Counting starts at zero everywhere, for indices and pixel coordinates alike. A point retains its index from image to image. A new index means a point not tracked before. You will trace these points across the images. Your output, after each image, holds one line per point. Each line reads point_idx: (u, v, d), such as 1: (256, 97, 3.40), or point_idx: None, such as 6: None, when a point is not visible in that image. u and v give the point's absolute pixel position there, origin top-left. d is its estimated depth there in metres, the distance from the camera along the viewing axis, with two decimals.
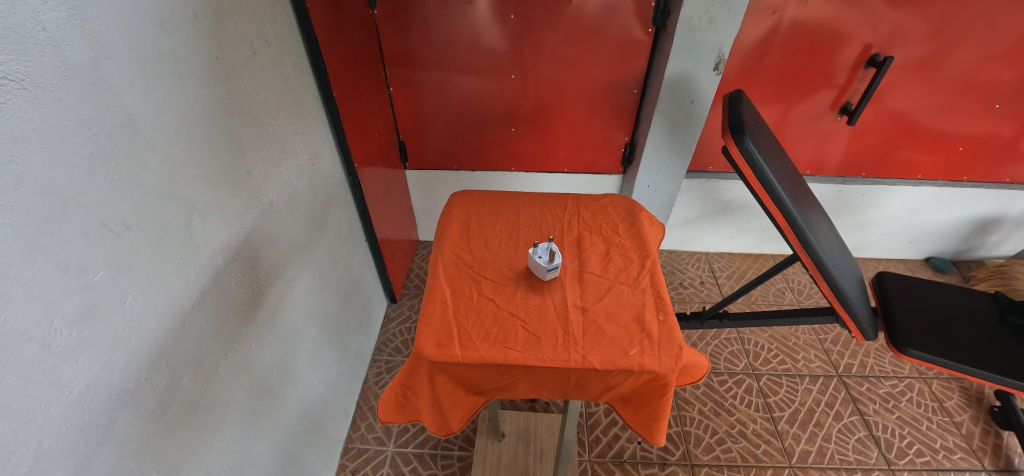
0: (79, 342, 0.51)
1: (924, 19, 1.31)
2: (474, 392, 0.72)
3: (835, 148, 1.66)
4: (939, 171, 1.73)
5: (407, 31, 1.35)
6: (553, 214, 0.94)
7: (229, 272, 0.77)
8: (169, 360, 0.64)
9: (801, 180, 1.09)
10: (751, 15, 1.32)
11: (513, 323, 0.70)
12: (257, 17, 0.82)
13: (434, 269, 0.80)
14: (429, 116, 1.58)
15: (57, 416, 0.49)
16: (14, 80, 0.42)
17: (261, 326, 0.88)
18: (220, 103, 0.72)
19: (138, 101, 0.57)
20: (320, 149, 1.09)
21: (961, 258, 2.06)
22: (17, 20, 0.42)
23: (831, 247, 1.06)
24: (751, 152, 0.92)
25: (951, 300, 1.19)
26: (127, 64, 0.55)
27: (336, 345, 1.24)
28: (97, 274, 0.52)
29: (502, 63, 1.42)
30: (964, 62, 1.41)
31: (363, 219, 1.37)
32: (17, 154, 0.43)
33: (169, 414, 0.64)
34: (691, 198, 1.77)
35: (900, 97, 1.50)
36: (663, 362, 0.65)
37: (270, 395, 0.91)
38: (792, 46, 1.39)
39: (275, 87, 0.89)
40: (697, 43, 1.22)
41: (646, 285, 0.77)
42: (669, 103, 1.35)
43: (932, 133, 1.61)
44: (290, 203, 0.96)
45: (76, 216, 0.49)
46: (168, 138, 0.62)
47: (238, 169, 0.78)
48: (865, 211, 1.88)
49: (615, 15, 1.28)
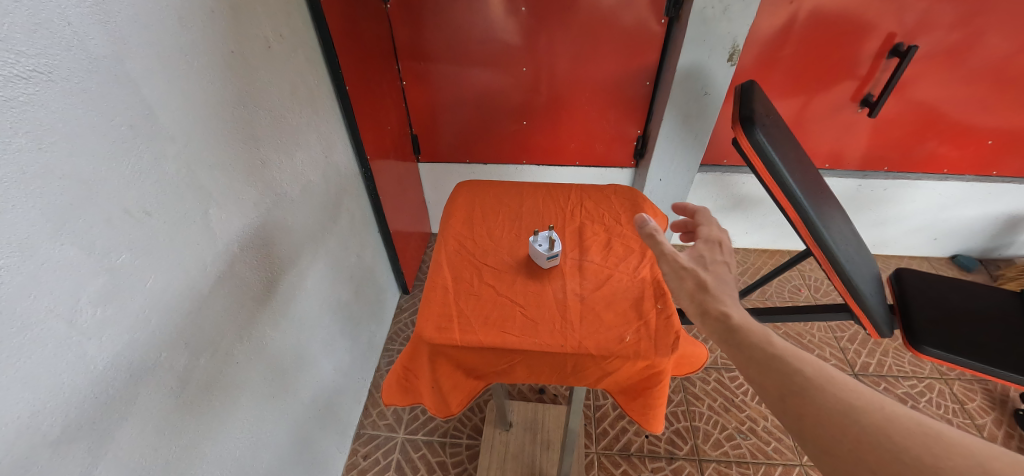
0: (104, 321, 0.54)
1: (952, 6, 1.27)
2: (474, 376, 0.74)
3: (856, 141, 1.62)
4: (966, 165, 1.67)
5: (419, 25, 1.36)
6: (556, 203, 0.95)
7: (245, 260, 0.80)
8: (188, 341, 0.67)
9: (816, 173, 1.06)
10: (768, 5, 1.29)
11: (512, 309, 0.71)
12: (272, 12, 0.84)
13: (437, 256, 0.81)
14: (441, 109, 1.59)
15: (84, 389, 0.52)
16: (41, 72, 0.45)
17: (276, 312, 0.91)
18: (236, 96, 0.75)
19: (158, 93, 0.59)
20: (333, 141, 1.11)
21: (989, 257, 1.99)
22: (45, 15, 0.45)
23: (846, 241, 1.03)
24: (761, 143, 0.91)
25: (972, 297, 1.15)
26: (148, 58, 0.57)
27: (348, 333, 1.27)
28: (120, 257, 0.55)
29: (514, 56, 1.42)
30: (994, 51, 1.35)
31: (375, 210, 1.40)
32: (46, 143, 0.46)
33: (188, 392, 0.68)
34: (705, 193, 1.74)
35: (926, 88, 1.45)
36: (659, 349, 0.66)
37: (284, 379, 0.95)
38: (811, 36, 1.35)
39: (289, 81, 0.91)
40: (711, 34, 1.20)
41: (647, 275, 0.77)
42: (681, 94, 1.34)
43: (960, 125, 1.55)
44: (303, 193, 0.99)
45: (98, 202, 0.52)
46: (187, 129, 0.65)
47: (254, 160, 0.81)
48: (887, 207, 1.83)
49: (628, 7, 1.27)
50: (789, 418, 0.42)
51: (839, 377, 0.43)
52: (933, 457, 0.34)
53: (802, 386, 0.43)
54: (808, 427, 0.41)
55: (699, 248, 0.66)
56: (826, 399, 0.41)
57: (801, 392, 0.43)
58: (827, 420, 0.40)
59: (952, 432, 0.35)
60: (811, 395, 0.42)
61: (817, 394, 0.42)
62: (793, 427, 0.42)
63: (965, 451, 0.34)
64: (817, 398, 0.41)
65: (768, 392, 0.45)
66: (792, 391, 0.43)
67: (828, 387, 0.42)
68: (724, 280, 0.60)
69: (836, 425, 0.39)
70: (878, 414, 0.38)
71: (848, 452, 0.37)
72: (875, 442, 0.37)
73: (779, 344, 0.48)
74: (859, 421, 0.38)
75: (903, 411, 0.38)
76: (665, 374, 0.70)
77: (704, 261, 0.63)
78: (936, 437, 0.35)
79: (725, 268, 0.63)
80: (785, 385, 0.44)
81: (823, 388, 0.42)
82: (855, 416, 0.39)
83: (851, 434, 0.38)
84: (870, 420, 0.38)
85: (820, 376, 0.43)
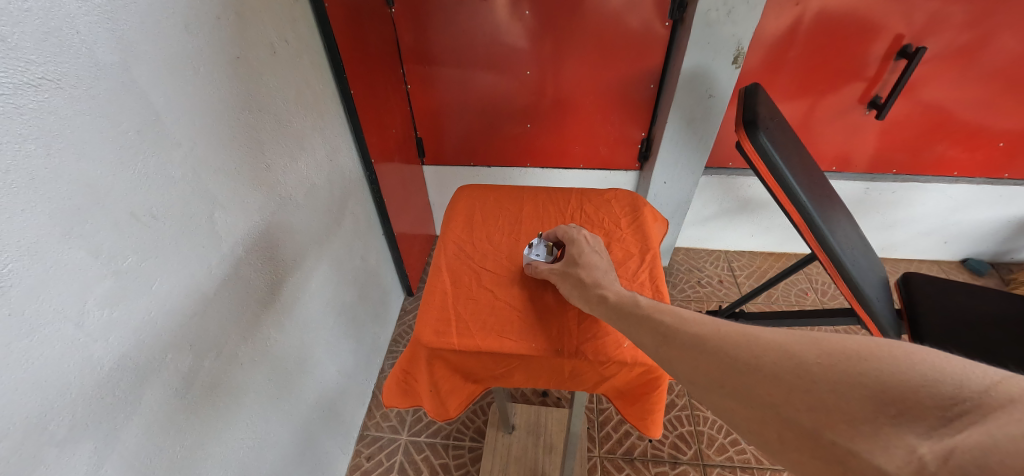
0: (111, 322, 0.55)
1: (961, 7, 1.25)
2: (472, 380, 0.74)
3: (864, 143, 1.60)
4: (977, 167, 1.65)
5: (423, 28, 1.37)
6: (556, 207, 0.95)
7: (250, 262, 0.81)
8: (193, 343, 0.68)
9: (821, 176, 1.05)
10: (773, 7, 1.28)
11: (510, 313, 0.72)
12: (277, 18, 0.85)
13: (437, 260, 0.82)
14: (445, 112, 1.60)
15: (90, 390, 0.53)
16: (50, 80, 0.46)
17: (280, 315, 0.92)
18: (242, 101, 0.76)
19: (165, 99, 0.60)
20: (338, 144, 1.12)
21: (1001, 260, 1.96)
22: (54, 25, 0.46)
23: (851, 245, 1.02)
24: (765, 146, 0.90)
25: (984, 303, 1.13)
26: (154, 64, 0.59)
27: (352, 334, 1.28)
28: (127, 260, 0.56)
29: (518, 59, 1.42)
30: (1006, 52, 1.33)
31: (380, 212, 1.40)
32: (54, 148, 0.47)
33: (192, 393, 0.68)
34: (710, 195, 1.73)
35: (935, 89, 1.43)
36: None
37: (288, 380, 0.96)
38: (817, 38, 1.34)
39: (294, 85, 0.92)
40: (715, 37, 1.20)
41: (646, 279, 0.77)
42: (685, 97, 1.33)
43: (970, 127, 1.53)
44: (308, 196, 1.00)
45: (106, 206, 0.53)
46: (192, 134, 0.66)
47: (258, 164, 0.82)
48: (896, 210, 1.80)
49: (632, 10, 1.27)
50: (664, 363, 0.50)
51: (692, 319, 0.51)
52: (751, 357, 0.41)
53: (666, 333, 0.51)
54: (675, 366, 0.48)
55: (569, 251, 0.73)
56: (683, 339, 0.49)
57: (666, 339, 0.51)
58: (684, 357, 0.47)
59: (764, 330, 0.42)
60: (673, 340, 0.50)
61: (677, 337, 0.50)
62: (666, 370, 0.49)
63: (772, 342, 0.41)
64: (677, 340, 0.50)
65: (646, 346, 0.53)
66: (660, 341, 0.51)
67: (682, 329, 0.51)
68: (597, 265, 0.69)
69: (690, 357, 0.47)
70: (717, 337, 0.46)
71: (703, 376, 0.45)
72: (714, 360, 0.44)
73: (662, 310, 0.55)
74: (705, 348, 0.46)
75: (736, 327, 0.46)
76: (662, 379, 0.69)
77: (576, 262, 0.71)
78: (754, 340, 0.42)
79: (595, 258, 0.71)
80: (655, 336, 0.52)
81: (678, 331, 0.50)
82: (702, 345, 0.47)
83: (700, 361, 0.46)
84: (712, 344, 0.46)
85: (677, 323, 0.52)
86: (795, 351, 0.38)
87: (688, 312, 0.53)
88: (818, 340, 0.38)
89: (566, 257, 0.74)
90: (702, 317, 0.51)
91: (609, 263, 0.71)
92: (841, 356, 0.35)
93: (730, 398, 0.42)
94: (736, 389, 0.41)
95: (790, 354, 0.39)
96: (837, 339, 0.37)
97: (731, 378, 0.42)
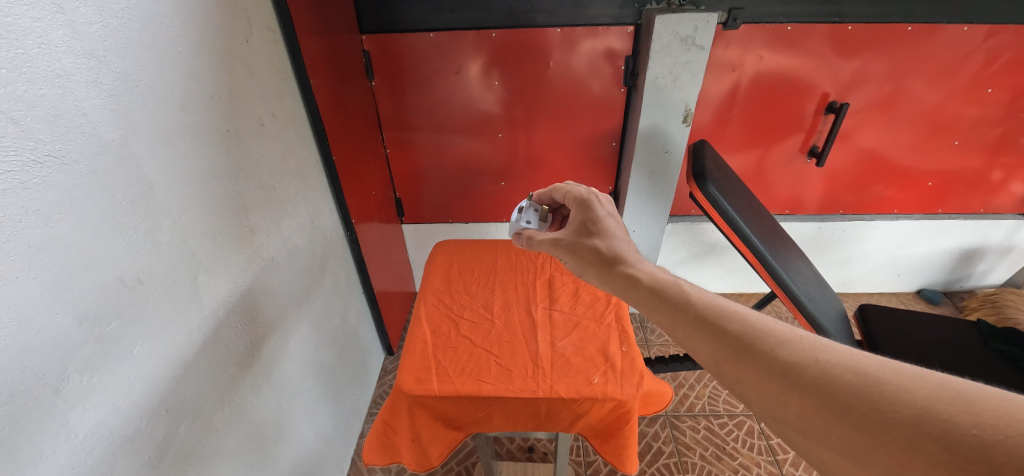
0: (88, 388, 0.55)
1: (875, 68, 1.44)
2: (453, 427, 0.77)
3: (812, 188, 1.75)
4: (914, 205, 1.81)
5: (402, 98, 1.48)
6: (528, 257, 1.01)
7: (230, 325, 0.81)
8: (169, 409, 0.67)
9: (772, 218, 1.15)
10: (713, 73, 1.45)
11: (487, 359, 0.75)
12: (266, 96, 0.93)
13: (417, 311, 0.85)
14: (423, 173, 1.68)
15: (62, 459, 0.52)
16: (56, 157, 0.50)
17: (258, 377, 0.90)
18: (230, 169, 0.81)
19: (157, 170, 0.64)
20: (320, 207, 1.17)
21: (952, 288, 2.11)
22: (64, 108, 0.51)
23: (805, 278, 1.10)
24: (714, 195, 1.04)
25: (933, 329, 1.21)
26: (152, 139, 0.63)
27: (330, 397, 1.25)
28: (110, 325, 0.58)
29: (491, 123, 1.53)
30: (918, 105, 1.52)
31: (360, 271, 1.42)
32: (52, 219, 0.50)
33: (165, 461, 0.67)
34: (678, 241, 1.83)
35: (866, 137, 1.60)
36: (625, 389, 0.70)
37: (264, 449, 0.92)
38: (756, 98, 1.50)
39: (279, 153, 0.98)
40: (665, 100, 1.34)
41: (612, 320, 0.83)
42: (646, 153, 1.46)
43: (902, 170, 1.70)
44: (290, 257, 1.02)
45: (95, 271, 0.55)
46: (181, 203, 0.69)
47: (242, 227, 0.85)
48: (849, 247, 1.94)
49: (591, 79, 1.42)
50: (732, 385, 0.45)
51: (766, 330, 0.46)
52: (875, 410, 0.36)
53: (736, 345, 0.46)
54: (751, 392, 0.43)
55: (581, 218, 0.76)
56: (765, 361, 0.43)
57: (737, 355, 0.45)
58: (768, 386, 0.42)
59: (889, 375, 0.37)
60: (747, 359, 0.44)
61: (755, 356, 0.44)
62: (738, 394, 0.44)
63: (904, 395, 0.35)
64: (756, 362, 0.44)
65: (704, 359, 0.48)
66: (731, 357, 0.46)
67: (759, 342, 0.45)
68: (614, 237, 0.71)
69: (776, 389, 0.41)
70: (817, 369, 0.40)
71: (796, 417, 0.40)
72: (818, 400, 0.39)
73: (727, 315, 0.49)
74: (799, 382, 0.40)
75: (841, 360, 0.40)
76: (633, 414, 0.74)
77: (589, 231, 0.74)
78: (875, 386, 0.37)
79: (606, 226, 0.74)
80: (720, 349, 0.47)
81: (754, 346, 0.45)
82: (794, 376, 0.41)
83: (794, 397, 0.40)
84: (810, 378, 0.40)
85: (751, 334, 0.46)
86: (940, 414, 0.33)
87: (756, 316, 0.48)
88: (972, 405, 0.33)
89: (575, 222, 0.77)
90: (779, 327, 0.46)
91: (623, 231, 0.75)
92: (1010, 435, 0.30)
93: (839, 453, 0.37)
94: (848, 444, 0.37)
95: (933, 416, 0.33)
96: (998, 409, 0.32)
97: (841, 431, 0.37)
